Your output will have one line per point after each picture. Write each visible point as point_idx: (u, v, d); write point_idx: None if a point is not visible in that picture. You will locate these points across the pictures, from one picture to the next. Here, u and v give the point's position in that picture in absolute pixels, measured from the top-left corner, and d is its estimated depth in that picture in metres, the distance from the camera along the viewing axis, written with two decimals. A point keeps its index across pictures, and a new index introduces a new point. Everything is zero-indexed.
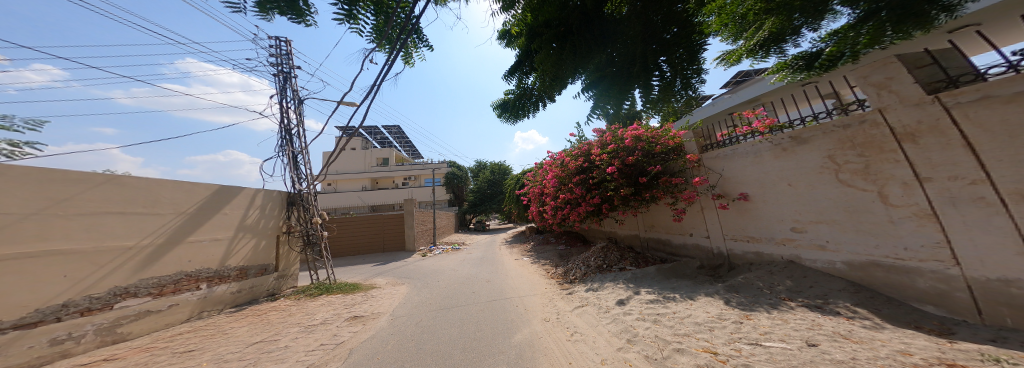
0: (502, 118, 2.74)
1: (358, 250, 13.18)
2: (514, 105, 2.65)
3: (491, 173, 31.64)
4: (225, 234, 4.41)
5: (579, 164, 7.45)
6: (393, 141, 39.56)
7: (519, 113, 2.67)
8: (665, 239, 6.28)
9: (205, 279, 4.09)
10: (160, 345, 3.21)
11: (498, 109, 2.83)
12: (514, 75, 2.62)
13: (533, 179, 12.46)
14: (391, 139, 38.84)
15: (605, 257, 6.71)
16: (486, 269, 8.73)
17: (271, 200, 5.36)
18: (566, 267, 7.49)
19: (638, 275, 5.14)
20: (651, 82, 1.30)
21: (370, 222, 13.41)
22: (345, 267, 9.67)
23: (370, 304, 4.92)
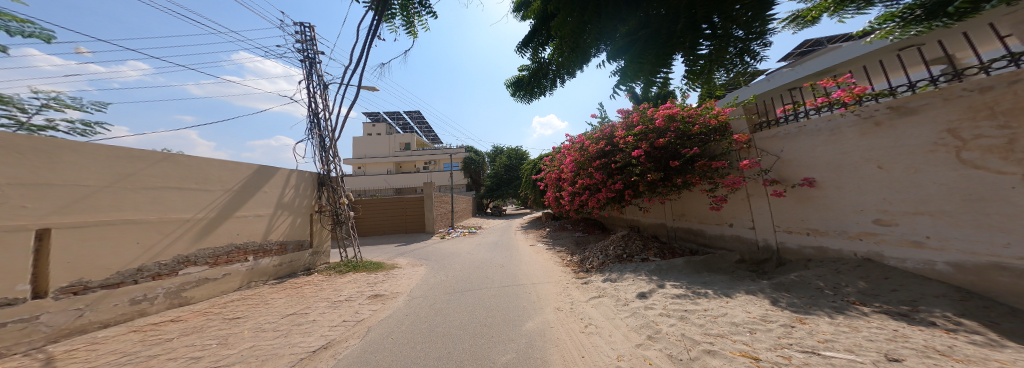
0: (516, 97, 2.56)
1: (385, 232, 14.12)
2: (528, 83, 2.41)
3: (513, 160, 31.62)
4: (266, 211, 4.93)
5: (601, 147, 7.00)
6: (419, 129, 41.12)
7: (536, 90, 2.45)
8: (698, 230, 5.65)
9: (252, 252, 4.63)
10: (215, 310, 3.70)
11: (511, 86, 2.60)
12: (529, 47, 2.35)
13: (552, 165, 12.04)
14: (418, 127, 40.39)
15: (624, 244, 6.32)
16: (501, 254, 8.74)
17: (303, 181, 5.83)
18: (582, 256, 7.19)
19: (659, 266, 4.73)
20: (698, 49, 0.67)
21: (396, 205, 14.19)
22: (371, 247, 10.39)
23: (389, 284, 5.23)
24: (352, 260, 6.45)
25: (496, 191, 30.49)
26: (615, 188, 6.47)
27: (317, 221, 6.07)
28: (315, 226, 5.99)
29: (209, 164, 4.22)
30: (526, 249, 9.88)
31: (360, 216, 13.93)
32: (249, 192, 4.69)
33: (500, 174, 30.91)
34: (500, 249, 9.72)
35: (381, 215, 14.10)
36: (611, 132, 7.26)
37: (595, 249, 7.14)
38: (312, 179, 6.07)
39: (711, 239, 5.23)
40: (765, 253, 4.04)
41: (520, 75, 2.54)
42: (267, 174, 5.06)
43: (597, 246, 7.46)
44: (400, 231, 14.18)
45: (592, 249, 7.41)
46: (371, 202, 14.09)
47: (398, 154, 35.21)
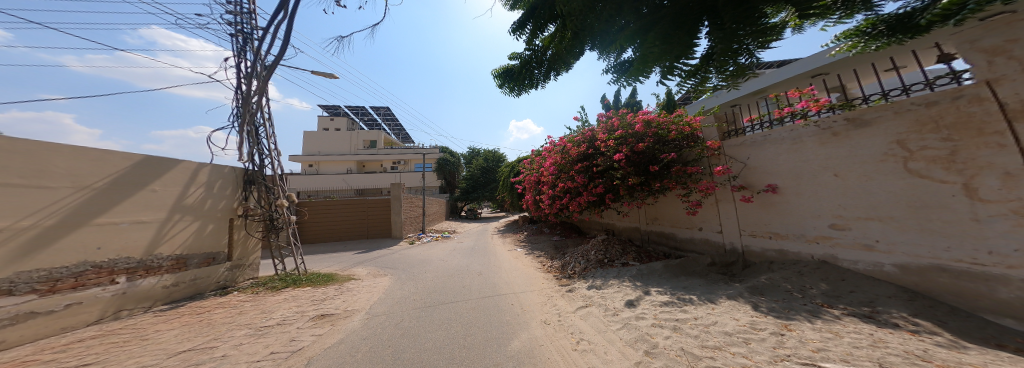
0: (504, 90, 2.15)
1: (339, 236, 12.36)
2: (519, 72, 2.00)
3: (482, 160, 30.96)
4: (155, 216, 3.64)
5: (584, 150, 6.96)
6: (382, 123, 38.01)
7: (524, 83, 2.09)
8: (670, 233, 6.10)
9: (124, 271, 3.38)
10: (44, 357, 2.52)
11: (499, 78, 2.21)
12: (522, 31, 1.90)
13: (530, 167, 11.99)
14: (380, 121, 37.35)
15: (606, 249, 6.39)
16: (479, 260, 8.21)
17: (222, 179, 4.55)
18: (564, 260, 7.17)
19: (642, 271, 4.81)
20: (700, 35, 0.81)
21: (354, 207, 12.57)
22: (324, 255, 8.96)
23: (342, 300, 4.29)
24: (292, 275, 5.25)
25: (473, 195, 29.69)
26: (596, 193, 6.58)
27: (242, 228, 4.80)
28: (237, 234, 4.72)
29: (58, 149, 2.92)
30: (505, 255, 9.49)
31: (309, 218, 12.07)
32: (129, 190, 3.40)
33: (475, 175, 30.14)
34: (477, 255, 9.17)
35: (335, 217, 12.31)
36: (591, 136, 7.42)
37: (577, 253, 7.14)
38: (239, 174, 4.83)
39: (688, 244, 5.49)
40: (733, 256, 4.43)
41: (509, 64, 2.19)
42: (164, 168, 3.77)
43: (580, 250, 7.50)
44: (357, 235, 12.60)
45: (575, 252, 7.46)
46: (325, 204, 12.19)
47: (355, 150, 32.17)
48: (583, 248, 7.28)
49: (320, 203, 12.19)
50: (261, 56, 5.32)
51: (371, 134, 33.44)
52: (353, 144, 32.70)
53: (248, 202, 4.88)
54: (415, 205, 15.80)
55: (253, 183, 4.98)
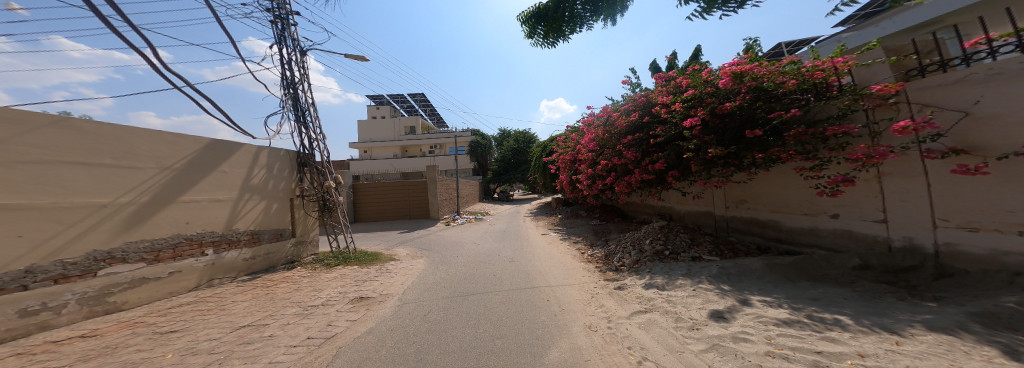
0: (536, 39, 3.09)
1: (386, 216, 13.39)
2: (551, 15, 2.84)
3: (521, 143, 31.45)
4: (227, 196, 4.16)
5: (636, 120, 6.28)
6: (421, 111, 40.62)
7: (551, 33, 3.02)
8: (765, 220, 4.70)
9: (211, 244, 3.91)
10: (148, 320, 2.80)
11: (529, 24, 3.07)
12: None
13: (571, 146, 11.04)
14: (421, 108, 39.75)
15: (666, 237, 5.14)
16: (509, 245, 7.71)
17: (278, 161, 5.09)
18: (608, 248, 6.14)
19: (729, 270, 3.59)
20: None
21: (396, 188, 13.41)
22: (372, 234, 9.77)
23: (380, 282, 4.53)
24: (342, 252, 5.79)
25: (503, 177, 30.92)
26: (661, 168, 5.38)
27: (299, 206, 5.40)
28: (295, 213, 5.31)
29: (144, 134, 3.32)
30: (538, 240, 8.83)
31: (357, 201, 13.21)
32: (204, 171, 3.87)
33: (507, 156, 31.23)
34: (507, 240, 8.74)
35: (381, 199, 13.35)
36: (651, 101, 6.17)
37: (626, 239, 5.98)
38: (292, 158, 5.38)
39: (809, 238, 4.02)
40: (912, 258, 2.91)
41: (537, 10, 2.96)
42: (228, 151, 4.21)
43: (626, 237, 6.35)
44: (401, 216, 13.48)
45: (622, 240, 6.37)
46: (372, 187, 13.23)
47: (402, 137, 34.79)
48: (631, 235, 6.16)
49: (365, 186, 13.25)
50: (298, 44, 5.73)
51: (411, 120, 36.52)
52: (399, 132, 35.87)
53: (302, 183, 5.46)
54: (450, 188, 16.16)
55: (307, 163, 5.60)
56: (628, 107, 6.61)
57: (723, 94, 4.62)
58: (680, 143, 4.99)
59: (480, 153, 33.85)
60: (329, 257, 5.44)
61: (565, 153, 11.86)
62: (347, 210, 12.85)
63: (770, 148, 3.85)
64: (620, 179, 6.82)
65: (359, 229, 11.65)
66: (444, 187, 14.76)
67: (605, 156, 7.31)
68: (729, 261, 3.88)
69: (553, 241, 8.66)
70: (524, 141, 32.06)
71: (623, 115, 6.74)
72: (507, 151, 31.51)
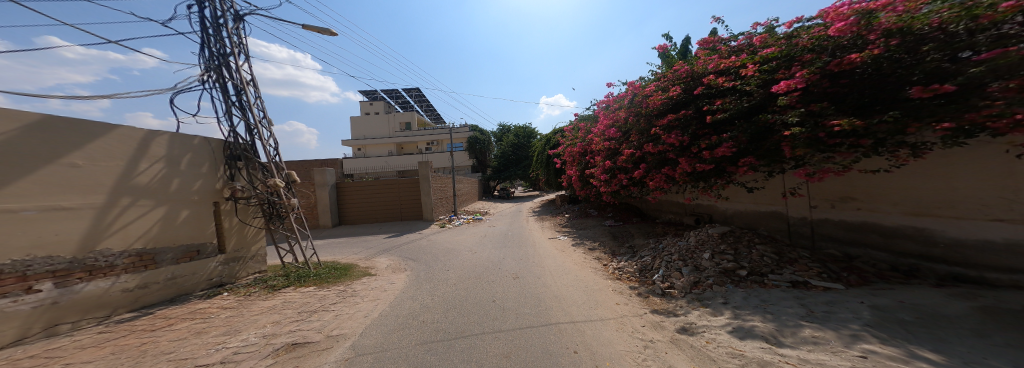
0: None
1: (375, 218, 12.25)
2: None
3: (522, 138, 31.47)
4: (85, 203, 2.90)
5: (674, 94, 4.93)
6: (415, 105, 39.86)
7: None
8: (923, 228, 3.26)
9: (47, 273, 2.58)
10: None
11: None
12: None
13: (584, 137, 9.84)
14: (412, 102, 38.91)
15: (733, 250, 3.92)
16: (518, 262, 6.61)
17: (190, 152, 4.01)
18: (647, 261, 5.00)
19: (898, 316, 2.16)
20: None
21: (386, 187, 12.32)
22: (354, 245, 8.78)
23: (332, 318, 3.28)
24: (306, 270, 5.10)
25: (508, 173, 30.39)
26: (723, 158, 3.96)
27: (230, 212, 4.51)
28: (223, 222, 4.40)
29: None
30: (549, 251, 7.67)
31: (344, 201, 12.00)
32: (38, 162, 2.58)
33: (507, 152, 30.87)
34: (514, 253, 7.63)
35: (369, 199, 12.18)
36: (696, 72, 4.85)
37: (669, 250, 4.82)
38: (222, 149, 4.50)
39: (1002, 259, 2.70)
40: None
41: None
42: (98, 133, 3.03)
43: (667, 247, 5.15)
44: (391, 218, 12.40)
45: (660, 250, 5.25)
46: (359, 186, 12.01)
47: (399, 133, 33.82)
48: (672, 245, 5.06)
49: (353, 186, 12.00)
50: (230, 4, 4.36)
51: (407, 116, 35.04)
52: (393, 129, 34.58)
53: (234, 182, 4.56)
54: (445, 187, 14.89)
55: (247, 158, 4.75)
56: (664, 81, 5.29)
57: (828, 47, 3.23)
58: (758, 118, 3.56)
59: (480, 149, 32.96)
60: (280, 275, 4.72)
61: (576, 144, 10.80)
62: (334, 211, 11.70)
63: (938, 116, 2.38)
64: (649, 170, 5.44)
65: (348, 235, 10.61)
66: (437, 185, 13.55)
67: (631, 143, 5.99)
68: (879, 297, 2.48)
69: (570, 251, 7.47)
70: (524, 135, 31.41)
71: (656, 92, 5.39)
72: (506, 146, 30.89)
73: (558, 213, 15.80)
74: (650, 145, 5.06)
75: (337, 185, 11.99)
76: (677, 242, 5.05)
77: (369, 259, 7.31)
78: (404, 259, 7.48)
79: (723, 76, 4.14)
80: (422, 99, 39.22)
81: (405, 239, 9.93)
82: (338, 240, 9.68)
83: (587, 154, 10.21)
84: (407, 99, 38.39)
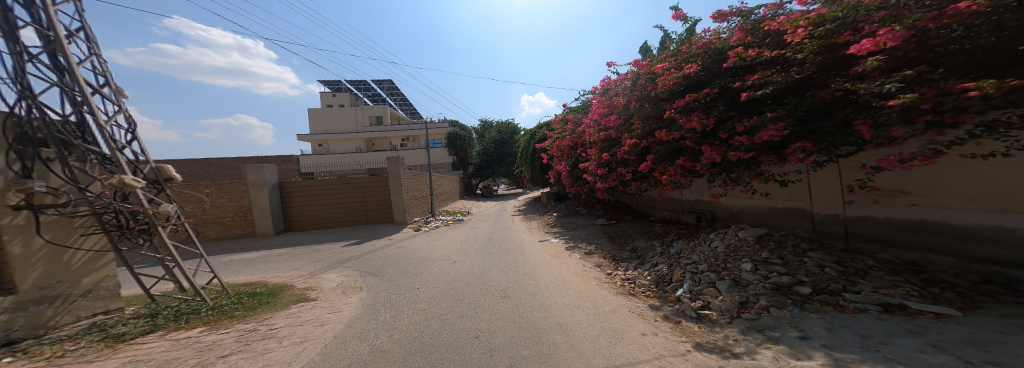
0: None
1: (335, 222, 10.49)
2: None
3: (502, 134, 30.80)
4: None
5: (692, 74, 4.36)
6: (386, 98, 37.31)
7: None
8: (1004, 227, 2.62)
9: None
10: None
11: None
12: None
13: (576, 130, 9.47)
14: (382, 94, 36.33)
15: (780, 259, 3.21)
16: (508, 275, 5.54)
17: None
18: (663, 271, 4.22)
19: None
20: None
21: (349, 187, 10.62)
22: (305, 258, 7.19)
23: None
24: (186, 306, 3.89)
25: (486, 171, 29.63)
26: (765, 145, 3.28)
27: (24, 230, 3.11)
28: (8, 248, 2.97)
29: None
30: (542, 258, 6.69)
31: (292, 204, 10.11)
32: None
33: (487, 149, 29.90)
34: (499, 262, 6.53)
35: (327, 201, 10.39)
36: (715, 47, 4.34)
37: (690, 258, 4.07)
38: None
39: None
40: None
41: None
42: None
43: (683, 253, 4.41)
44: (355, 222, 10.71)
45: (677, 253, 4.56)
46: (314, 185, 10.22)
47: (366, 127, 31.18)
48: (690, 249, 4.41)
49: (301, 185, 10.15)
50: None
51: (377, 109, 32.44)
52: (361, 122, 31.79)
53: (33, 181, 3.16)
54: (419, 185, 13.40)
55: (65, 146, 3.35)
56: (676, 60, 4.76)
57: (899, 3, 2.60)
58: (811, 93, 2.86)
59: (458, 146, 31.35)
60: (143, 326, 3.39)
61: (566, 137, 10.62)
62: (278, 216, 9.80)
63: None
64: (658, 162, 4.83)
65: (294, 244, 8.83)
66: (410, 183, 12.07)
67: (633, 133, 5.40)
68: None
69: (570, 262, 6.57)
70: (505, 132, 30.77)
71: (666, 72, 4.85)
72: (487, 143, 30.32)
73: (543, 213, 14.89)
74: (662, 132, 4.36)
75: (281, 185, 10.11)
76: (695, 246, 4.39)
77: (318, 276, 5.74)
78: (365, 275, 6.01)
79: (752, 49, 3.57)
80: (392, 91, 36.59)
81: (370, 246, 8.39)
82: (283, 251, 7.93)
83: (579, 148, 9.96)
84: (376, 91, 35.62)
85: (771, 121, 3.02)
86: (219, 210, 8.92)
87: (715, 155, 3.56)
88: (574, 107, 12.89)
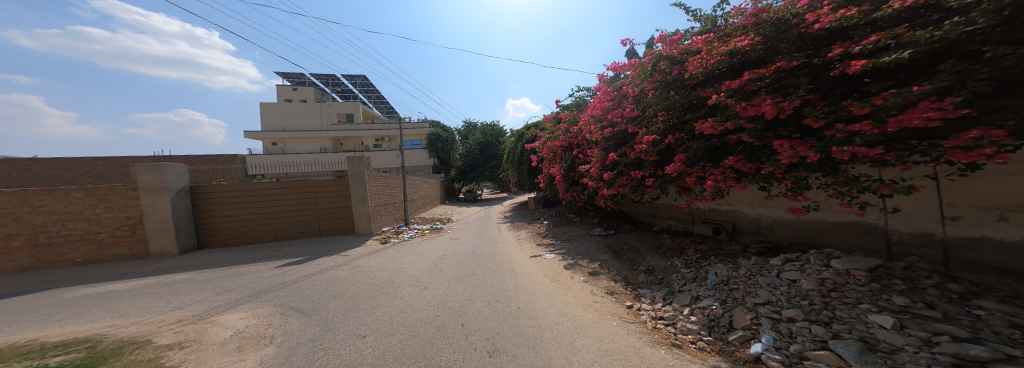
0: None
1: (275, 235, 8.30)
2: None
3: (485, 137, 29.48)
4: None
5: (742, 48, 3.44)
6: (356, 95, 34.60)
7: None
8: None
9: None
10: None
11: None
12: None
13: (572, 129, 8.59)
14: (352, 91, 33.57)
15: (927, 308, 2.15)
16: (500, 318, 4.04)
17: None
18: (718, 313, 2.98)
19: None
20: None
21: (292, 192, 8.45)
22: (213, 287, 5.22)
23: None
24: None
25: (470, 175, 28.20)
26: (893, 134, 2.21)
27: None
28: None
29: None
30: (549, 294, 5.15)
31: (215, 213, 7.82)
32: None
33: (473, 151, 28.56)
34: (487, 297, 4.95)
35: (263, 210, 8.20)
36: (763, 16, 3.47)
37: (755, 294, 2.98)
38: None
39: None
40: None
41: None
42: None
43: (735, 283, 3.37)
44: (304, 234, 8.56)
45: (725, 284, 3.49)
46: (241, 189, 8.01)
47: (331, 126, 28.28)
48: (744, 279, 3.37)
49: (228, 190, 7.93)
50: None
51: (348, 106, 29.74)
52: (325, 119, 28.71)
53: None
54: (390, 189, 11.52)
55: None
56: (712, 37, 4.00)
57: None
58: (992, 52, 1.80)
59: (437, 147, 29.37)
60: None
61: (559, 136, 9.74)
62: (190, 229, 7.41)
63: None
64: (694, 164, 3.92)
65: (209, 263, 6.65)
66: (377, 187, 10.19)
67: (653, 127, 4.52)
68: None
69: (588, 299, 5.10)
70: (488, 134, 29.53)
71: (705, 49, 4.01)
72: (473, 145, 29.00)
73: (531, 221, 13.58)
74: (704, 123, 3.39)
75: (194, 189, 7.70)
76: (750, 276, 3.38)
77: (216, 318, 4.10)
78: (286, 316, 4.19)
79: (853, 8, 2.52)
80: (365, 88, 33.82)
81: (314, 267, 6.39)
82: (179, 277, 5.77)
83: (574, 148, 9.15)
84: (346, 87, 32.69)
85: (921, 94, 1.94)
86: (91, 223, 6.41)
87: (807, 151, 2.46)
88: (568, 104, 11.97)
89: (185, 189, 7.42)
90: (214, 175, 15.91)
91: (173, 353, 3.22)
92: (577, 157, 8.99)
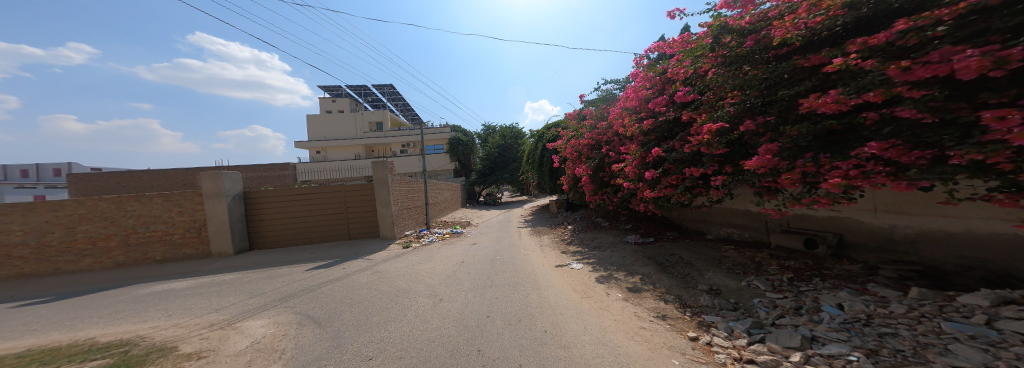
0: None
1: (311, 238, 8.81)
2: None
3: (506, 139, 29.59)
4: None
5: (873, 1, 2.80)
6: (388, 104, 36.89)
7: None
8: None
9: None
10: None
11: None
12: None
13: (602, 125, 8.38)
14: (386, 101, 35.92)
15: None
16: (523, 344, 3.59)
17: None
18: (859, 364, 2.30)
19: None
20: None
21: (328, 197, 8.88)
22: (247, 289, 5.45)
23: None
24: None
25: (489, 179, 27.85)
26: None
27: None
28: None
29: None
30: (583, 321, 4.49)
31: (256, 216, 8.45)
32: None
33: (490, 154, 28.57)
34: (507, 316, 4.59)
35: (302, 215, 8.70)
36: None
37: (942, 351, 2.24)
38: None
39: None
40: None
41: None
42: None
43: (905, 336, 2.60)
44: (336, 237, 9.04)
45: (873, 340, 2.70)
46: (282, 195, 8.54)
47: (365, 134, 30.38)
48: (905, 338, 2.57)
49: (272, 194, 8.52)
50: None
51: (378, 116, 31.71)
52: (360, 128, 30.98)
53: None
54: (412, 194, 11.77)
55: None
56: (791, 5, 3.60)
57: None
58: None
59: (461, 151, 29.73)
60: None
61: (584, 134, 9.57)
62: (241, 232, 8.08)
63: None
64: (802, 158, 3.19)
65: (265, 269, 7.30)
66: (400, 192, 10.48)
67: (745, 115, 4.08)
68: None
69: (632, 329, 4.22)
70: (510, 136, 29.71)
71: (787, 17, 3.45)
72: (490, 148, 28.85)
73: (555, 226, 12.76)
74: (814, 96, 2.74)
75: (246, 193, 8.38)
76: (915, 338, 2.57)
77: (241, 325, 4.13)
78: (303, 326, 4.09)
79: None
80: (392, 96, 35.76)
81: (340, 271, 6.70)
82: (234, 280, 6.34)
83: (603, 145, 8.75)
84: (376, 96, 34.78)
85: None
86: (166, 226, 7.26)
87: None
88: (592, 100, 11.00)
89: (238, 194, 8.06)
90: (264, 182, 17.65)
91: (191, 363, 3.17)
92: (606, 156, 8.55)
